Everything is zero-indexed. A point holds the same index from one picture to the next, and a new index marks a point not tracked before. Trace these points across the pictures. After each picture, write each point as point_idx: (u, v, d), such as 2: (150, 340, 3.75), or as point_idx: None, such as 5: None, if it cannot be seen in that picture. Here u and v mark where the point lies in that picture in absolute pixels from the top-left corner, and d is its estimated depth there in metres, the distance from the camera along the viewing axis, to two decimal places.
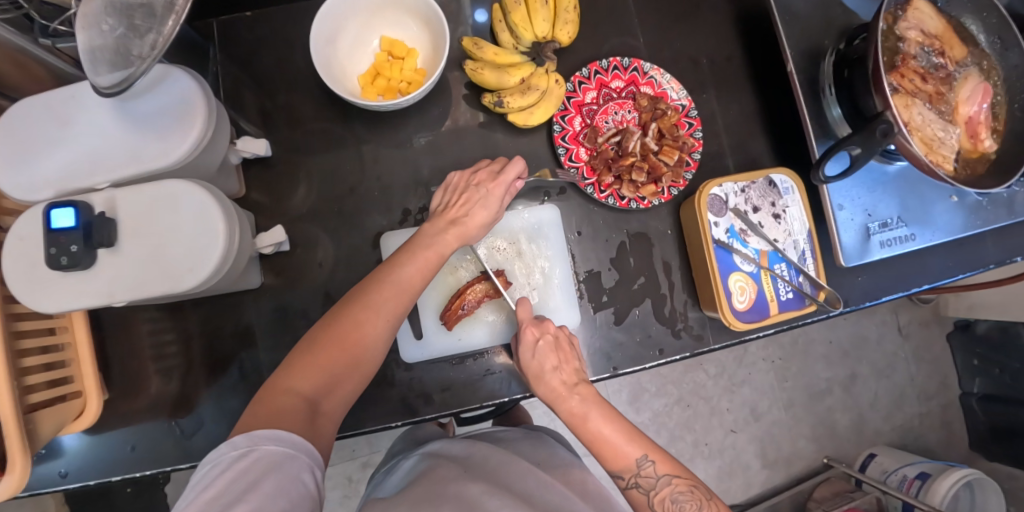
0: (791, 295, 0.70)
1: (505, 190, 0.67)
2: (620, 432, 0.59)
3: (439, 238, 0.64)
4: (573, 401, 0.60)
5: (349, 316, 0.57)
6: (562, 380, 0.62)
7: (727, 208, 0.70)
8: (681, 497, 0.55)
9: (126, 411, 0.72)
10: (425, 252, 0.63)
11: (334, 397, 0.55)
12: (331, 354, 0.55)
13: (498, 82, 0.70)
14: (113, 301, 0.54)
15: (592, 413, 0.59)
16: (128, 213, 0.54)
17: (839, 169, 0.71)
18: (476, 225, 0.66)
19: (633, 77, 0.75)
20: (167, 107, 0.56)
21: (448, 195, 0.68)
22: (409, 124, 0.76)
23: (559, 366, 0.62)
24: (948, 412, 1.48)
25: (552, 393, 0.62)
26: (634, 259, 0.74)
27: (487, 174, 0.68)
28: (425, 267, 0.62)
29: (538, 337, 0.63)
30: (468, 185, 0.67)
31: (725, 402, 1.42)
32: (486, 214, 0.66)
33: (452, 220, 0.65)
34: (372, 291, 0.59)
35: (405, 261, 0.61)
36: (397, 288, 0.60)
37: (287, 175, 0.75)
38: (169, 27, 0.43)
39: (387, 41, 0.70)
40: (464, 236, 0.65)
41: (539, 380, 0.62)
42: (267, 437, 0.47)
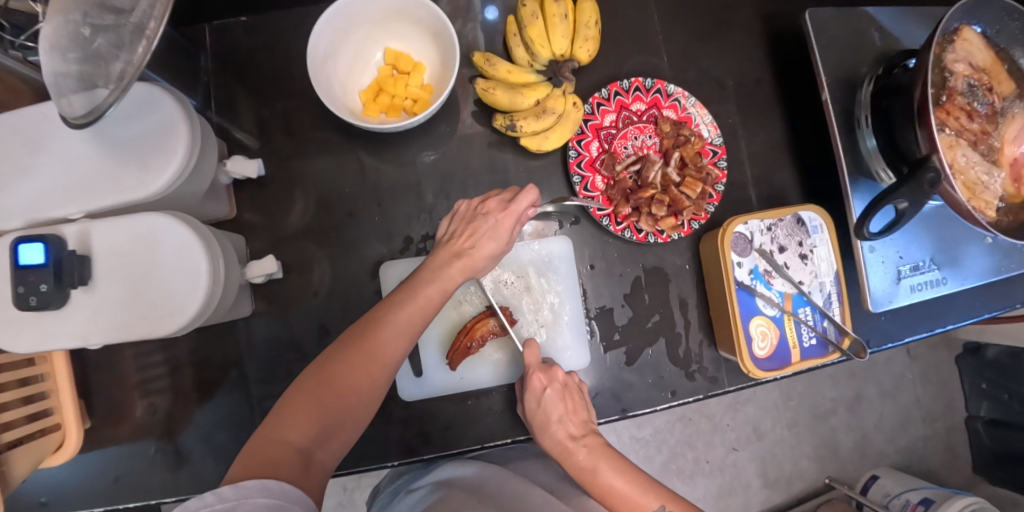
0: (815, 341, 0.66)
1: (516, 220, 0.62)
2: (634, 484, 0.55)
3: (445, 270, 0.59)
4: (581, 454, 0.57)
5: (346, 358, 0.52)
6: (567, 433, 0.58)
7: (752, 248, 0.66)
8: None
9: (108, 442, 0.68)
10: (429, 285, 0.57)
11: (328, 447, 0.50)
12: (326, 400, 0.50)
13: (511, 103, 0.64)
14: (88, 343, 0.50)
15: (602, 467, 0.56)
16: (105, 248, 0.50)
17: (884, 223, 0.67)
18: (483, 257, 0.60)
19: (655, 99, 0.70)
20: (149, 133, 0.51)
21: (454, 224, 0.63)
22: (414, 143, 0.70)
23: (565, 417, 0.58)
24: (952, 434, 1.46)
25: (558, 446, 0.58)
26: (649, 296, 0.69)
27: (497, 202, 0.62)
28: (428, 303, 0.57)
29: (546, 385, 0.59)
30: (476, 214, 0.62)
31: (728, 419, 1.40)
32: (495, 245, 0.61)
33: (459, 251, 0.60)
34: (371, 331, 0.54)
35: (408, 298, 0.56)
36: (398, 327, 0.55)
37: (281, 195, 0.70)
38: (140, 54, 0.38)
39: (392, 54, 0.65)
40: (470, 270, 0.60)
41: (545, 431, 0.58)
42: (257, 488, 0.40)
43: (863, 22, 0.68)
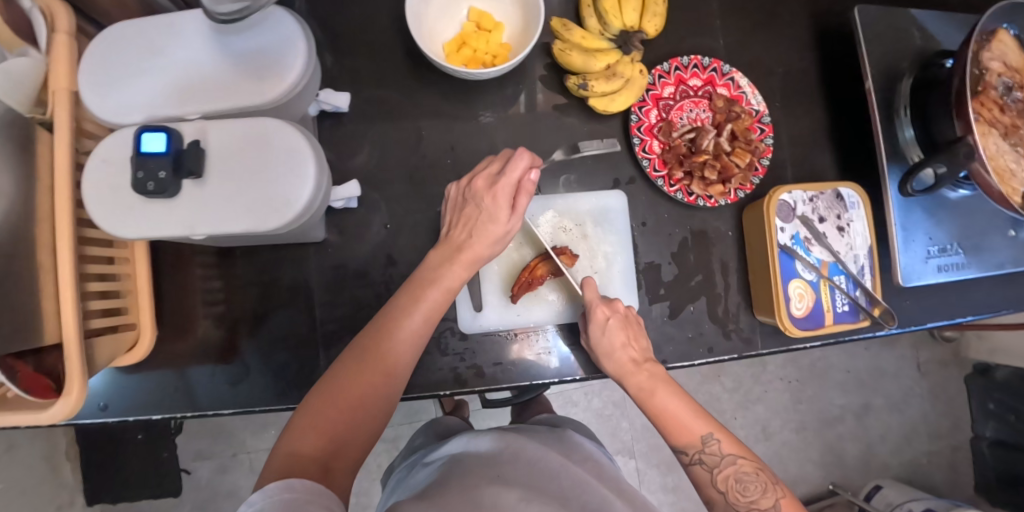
0: (847, 308, 0.71)
1: (511, 191, 0.60)
2: (688, 409, 0.61)
3: (445, 267, 0.62)
4: (641, 376, 0.63)
5: (351, 371, 0.56)
6: (631, 357, 0.63)
7: (794, 215, 0.71)
8: (746, 478, 0.58)
9: (171, 352, 0.71)
10: (430, 288, 0.60)
11: (344, 456, 0.53)
12: (339, 413, 0.54)
13: (584, 65, 0.69)
14: (193, 234, 0.54)
15: (660, 390, 0.62)
16: (217, 147, 0.55)
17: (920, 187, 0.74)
18: (478, 244, 0.62)
19: (710, 77, 0.75)
20: (270, 49, 0.57)
21: (452, 214, 0.65)
22: (485, 98, 0.76)
23: (627, 345, 0.63)
24: (956, 452, 1.49)
25: (620, 369, 0.63)
26: (694, 256, 0.74)
27: (485, 180, 0.61)
28: (428, 306, 0.60)
29: (607, 317, 0.63)
30: (466, 202, 0.63)
31: (739, 417, 1.43)
32: (490, 228, 0.61)
33: (459, 245, 0.63)
34: (374, 344, 0.57)
35: (409, 304, 0.59)
36: (403, 334, 0.58)
37: (356, 136, 0.74)
38: None
39: (476, 12, 0.70)
40: (473, 262, 0.62)
41: (605, 358, 0.63)
42: (278, 488, 0.43)
43: (905, 21, 0.74)
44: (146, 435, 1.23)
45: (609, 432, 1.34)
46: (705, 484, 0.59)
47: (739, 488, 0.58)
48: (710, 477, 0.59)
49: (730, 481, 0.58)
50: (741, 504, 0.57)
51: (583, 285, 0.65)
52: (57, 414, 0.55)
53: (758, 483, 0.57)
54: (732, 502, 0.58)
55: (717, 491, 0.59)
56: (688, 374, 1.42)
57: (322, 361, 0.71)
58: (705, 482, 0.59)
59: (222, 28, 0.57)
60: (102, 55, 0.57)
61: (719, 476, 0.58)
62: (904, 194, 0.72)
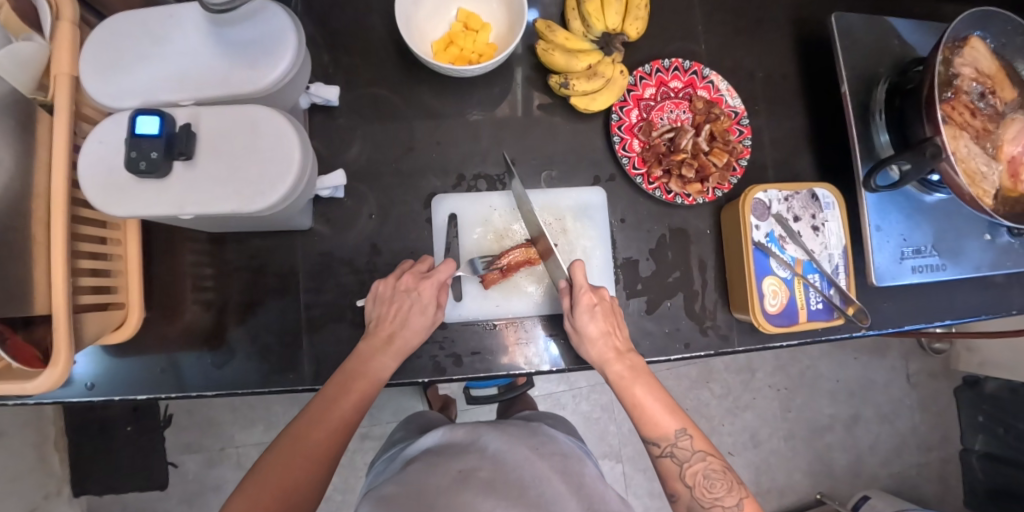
0: (821, 306, 0.73)
1: (437, 287, 0.67)
2: (662, 405, 0.63)
3: (376, 358, 0.63)
4: (621, 366, 0.65)
5: (283, 457, 0.56)
6: (612, 346, 0.65)
7: (769, 214, 0.73)
8: (712, 474, 0.60)
9: (157, 334, 0.72)
10: (359, 378, 0.62)
11: None
12: (273, 496, 0.54)
13: (566, 65, 0.71)
14: (182, 213, 0.56)
15: (638, 382, 0.64)
16: (208, 130, 0.57)
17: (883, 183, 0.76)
18: (410, 332, 0.65)
19: (691, 80, 0.77)
20: (260, 39, 0.60)
21: (377, 307, 0.65)
22: (473, 94, 0.77)
23: (610, 333, 0.65)
24: (946, 465, 1.49)
25: (602, 356, 0.65)
26: (672, 253, 0.76)
27: (414, 276, 0.67)
28: (357, 396, 0.61)
29: (595, 302, 0.65)
30: (395, 293, 0.65)
31: (726, 424, 1.43)
32: (420, 320, 0.65)
33: (386, 338, 0.64)
34: (304, 433, 0.58)
35: (337, 395, 0.61)
36: (331, 420, 0.59)
37: (346, 129, 0.76)
38: None
39: (465, 13, 0.73)
40: (401, 353, 0.65)
41: (589, 343, 0.65)
42: None
43: (882, 30, 0.76)
44: (135, 426, 1.22)
45: (596, 435, 1.34)
46: (672, 477, 0.62)
47: (705, 484, 0.60)
48: (679, 470, 0.61)
49: (698, 477, 0.60)
50: (705, 500, 0.60)
51: (572, 269, 0.65)
52: (46, 382, 0.57)
53: (724, 480, 0.60)
54: (697, 497, 0.60)
55: (684, 484, 0.61)
56: (677, 380, 1.42)
57: (305, 347, 0.72)
58: (673, 475, 0.62)
59: (218, 20, 0.60)
60: (104, 42, 0.60)
61: (688, 471, 0.61)
62: (869, 191, 0.74)
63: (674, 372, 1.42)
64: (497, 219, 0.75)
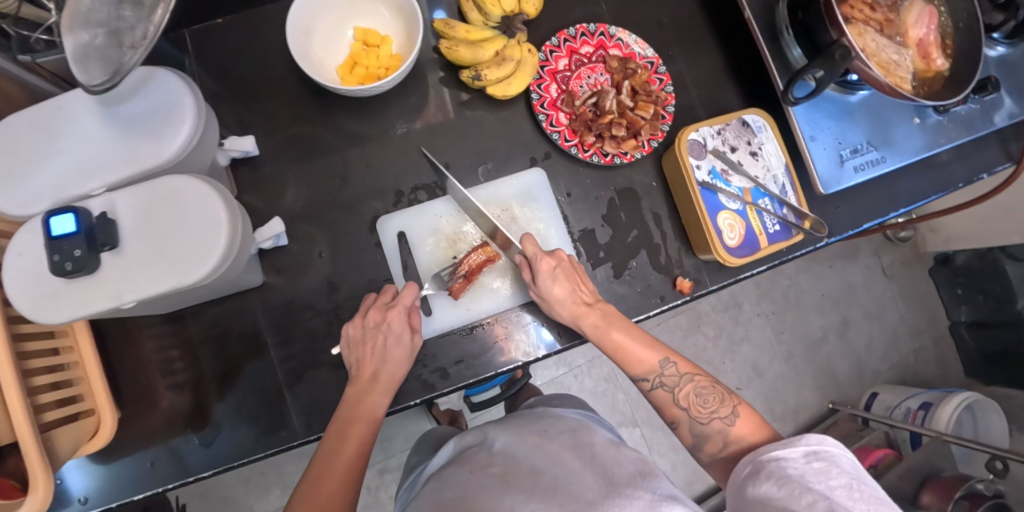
0: (779, 227, 0.74)
1: (406, 312, 0.66)
2: (642, 341, 0.65)
3: (367, 398, 0.62)
4: (594, 316, 0.66)
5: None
6: (581, 299, 0.67)
7: (706, 151, 0.72)
8: (704, 392, 0.61)
9: (138, 428, 0.70)
10: (354, 424, 0.60)
11: None
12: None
13: (473, 57, 0.70)
14: (122, 302, 0.54)
15: (612, 326, 0.65)
16: (129, 213, 0.56)
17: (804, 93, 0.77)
18: (392, 365, 0.64)
19: (600, 41, 0.77)
20: (158, 106, 0.59)
21: (354, 350, 0.64)
22: (391, 109, 0.75)
23: (576, 288, 0.67)
24: (939, 344, 1.61)
25: (573, 313, 0.66)
26: (625, 213, 0.75)
27: (379, 309, 0.65)
28: (355, 442, 0.59)
29: (554, 266, 0.66)
30: (366, 331, 0.64)
31: (727, 362, 1.50)
32: (400, 350, 0.64)
33: (371, 378, 0.63)
34: (314, 490, 0.55)
35: (337, 442, 0.59)
36: (335, 471, 0.57)
37: (276, 176, 0.75)
38: (133, 59, 0.47)
39: (361, 31, 0.72)
40: (391, 386, 0.64)
41: (559, 304, 0.66)
42: None
43: None
44: None
45: (609, 406, 1.35)
46: (668, 406, 0.62)
47: (699, 401, 0.61)
48: (673, 397, 0.62)
49: (691, 398, 0.61)
50: (702, 416, 0.60)
51: (522, 242, 0.67)
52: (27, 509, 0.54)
53: (715, 394, 0.60)
54: (695, 416, 0.60)
55: (680, 409, 0.62)
56: (669, 333, 1.48)
57: (290, 403, 0.70)
58: (668, 404, 0.62)
59: (109, 99, 0.59)
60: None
61: (680, 395, 0.62)
62: (792, 105, 0.75)
63: (664, 326, 1.48)
64: (446, 225, 0.73)
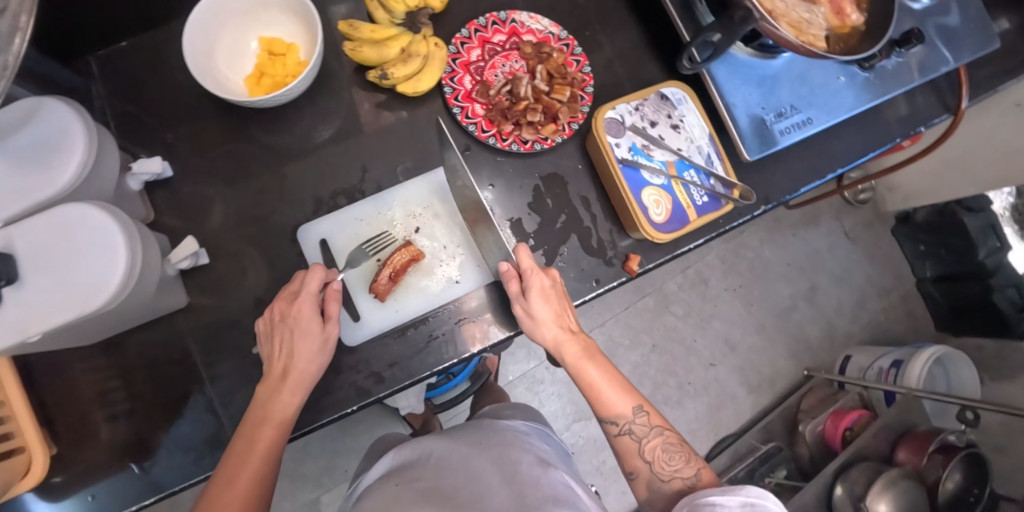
0: (707, 199, 0.73)
1: (315, 303, 0.63)
2: (619, 384, 0.65)
3: (276, 397, 0.60)
4: (576, 347, 0.66)
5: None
6: (566, 327, 0.65)
7: (625, 129, 0.71)
8: (670, 448, 0.63)
9: (69, 466, 0.68)
10: (262, 426, 0.59)
11: None
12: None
13: (379, 57, 0.69)
14: (27, 336, 0.53)
15: (592, 362, 0.65)
16: (24, 245, 0.54)
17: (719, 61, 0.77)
18: (302, 359, 0.61)
19: (513, 28, 0.77)
20: (47, 134, 0.57)
21: (268, 344, 0.63)
22: (306, 116, 0.75)
23: (563, 315, 0.65)
24: (909, 301, 1.65)
25: (554, 339, 0.65)
26: (552, 199, 0.75)
27: (287, 301, 0.63)
28: (263, 445, 0.58)
29: (545, 285, 0.64)
30: (275, 324, 0.62)
31: (699, 338, 1.52)
32: (310, 342, 0.62)
33: (281, 374, 0.61)
34: (216, 500, 0.54)
35: (245, 446, 0.57)
36: (242, 478, 0.55)
37: (195, 195, 0.73)
38: None
39: (264, 40, 0.71)
40: (304, 382, 0.61)
41: (543, 326, 0.64)
42: None
43: None
44: None
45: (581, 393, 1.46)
46: (631, 454, 0.63)
47: (664, 457, 0.62)
48: (638, 447, 0.63)
49: (656, 452, 0.63)
50: (665, 473, 0.62)
51: (516, 252, 0.65)
52: None
53: (681, 452, 0.62)
54: (657, 471, 0.62)
55: (643, 461, 0.63)
56: (638, 316, 1.49)
57: (228, 420, 0.70)
58: (632, 452, 0.63)
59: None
60: None
61: (647, 446, 0.63)
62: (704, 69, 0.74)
63: (632, 309, 1.49)
64: (367, 229, 0.72)
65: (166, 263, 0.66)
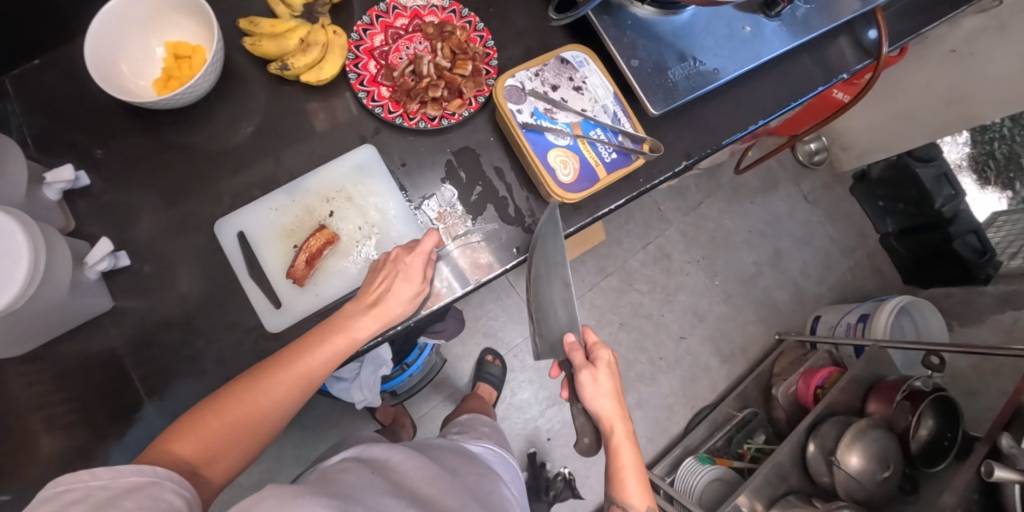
0: (616, 155, 0.73)
1: (422, 259, 0.65)
2: (641, 480, 0.69)
3: (355, 318, 0.63)
4: (622, 428, 0.69)
5: (239, 391, 0.57)
6: (617, 410, 0.69)
7: (526, 95, 0.72)
8: None
9: None
10: (335, 335, 0.61)
11: (216, 466, 0.55)
12: (222, 432, 0.55)
13: (279, 49, 0.71)
14: None
15: (629, 448, 0.69)
16: None
17: (618, 20, 0.78)
18: (394, 298, 0.64)
19: (415, 12, 0.78)
20: None
21: (375, 271, 0.67)
22: (220, 115, 0.76)
23: (616, 396, 0.70)
24: (874, 257, 1.69)
25: (603, 414, 0.68)
26: (465, 172, 0.76)
27: (405, 246, 0.67)
28: (328, 353, 0.61)
29: (608, 365, 0.70)
30: (388, 261, 0.66)
31: (666, 312, 1.57)
32: (404, 287, 0.64)
33: (370, 302, 0.64)
34: (270, 375, 0.58)
35: (314, 346, 0.61)
36: (296, 372, 0.59)
37: (116, 201, 0.75)
38: None
39: (169, 45, 0.73)
40: (384, 317, 0.63)
41: (598, 398, 0.68)
42: (129, 469, 0.45)
43: None
44: None
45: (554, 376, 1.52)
46: None
47: None
48: None
49: None
50: None
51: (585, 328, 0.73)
52: None
53: None
54: None
55: None
56: (603, 296, 1.54)
57: (155, 419, 0.69)
58: None
59: None
60: None
61: None
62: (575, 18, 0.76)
63: (597, 290, 1.54)
64: (282, 218, 0.73)
65: (82, 268, 0.67)
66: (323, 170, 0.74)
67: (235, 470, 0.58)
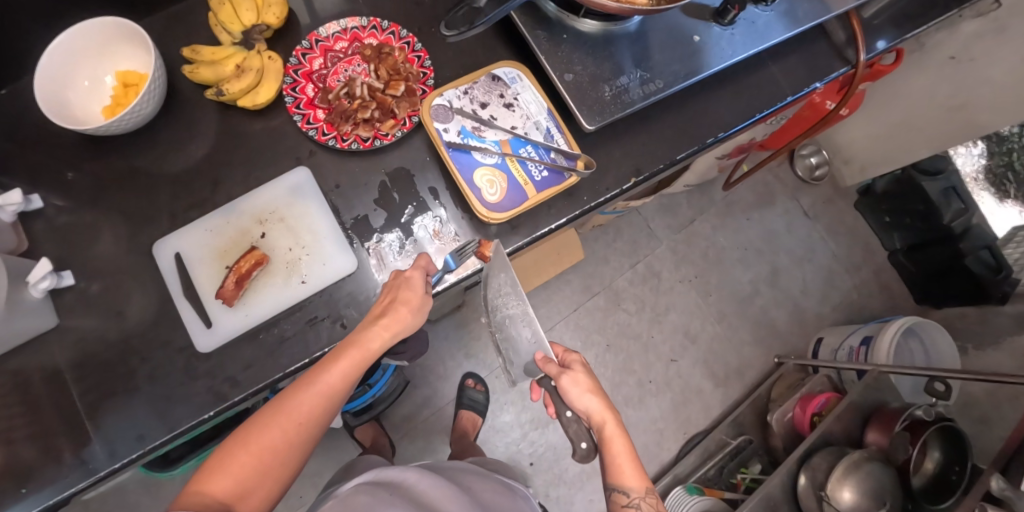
0: (547, 173, 0.72)
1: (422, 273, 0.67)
2: (637, 466, 0.65)
3: (366, 330, 0.62)
4: (609, 423, 0.65)
5: (261, 421, 0.55)
6: (602, 404, 0.66)
7: (453, 113, 0.72)
8: None
9: None
10: (349, 348, 0.60)
11: (251, 501, 0.52)
12: (251, 463, 0.52)
13: (216, 76, 0.73)
14: None
15: (621, 438, 0.65)
16: None
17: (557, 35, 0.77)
18: (403, 308, 0.63)
19: (354, 35, 0.80)
20: None
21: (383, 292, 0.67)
22: (167, 138, 0.78)
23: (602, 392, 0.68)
24: (881, 275, 1.59)
25: (591, 410, 0.66)
26: (398, 194, 0.76)
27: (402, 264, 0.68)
28: (347, 366, 0.59)
29: (580, 366, 0.69)
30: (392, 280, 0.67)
31: (655, 333, 1.51)
32: (410, 296, 0.64)
33: (377, 315, 0.64)
34: (290, 398, 0.56)
35: (328, 364, 0.59)
36: (316, 391, 0.57)
37: (62, 220, 0.75)
38: None
39: (117, 74, 0.76)
40: (398, 327, 0.63)
41: (580, 399, 0.66)
42: None
43: None
44: None
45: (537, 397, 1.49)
46: None
47: None
48: None
49: None
50: None
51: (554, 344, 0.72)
52: None
53: None
54: None
55: None
56: (589, 316, 1.50)
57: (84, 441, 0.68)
58: None
59: None
60: None
61: None
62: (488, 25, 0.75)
63: (582, 310, 1.50)
64: (216, 239, 0.75)
65: (25, 287, 0.67)
66: (257, 193, 0.76)
67: (270, 502, 0.55)
